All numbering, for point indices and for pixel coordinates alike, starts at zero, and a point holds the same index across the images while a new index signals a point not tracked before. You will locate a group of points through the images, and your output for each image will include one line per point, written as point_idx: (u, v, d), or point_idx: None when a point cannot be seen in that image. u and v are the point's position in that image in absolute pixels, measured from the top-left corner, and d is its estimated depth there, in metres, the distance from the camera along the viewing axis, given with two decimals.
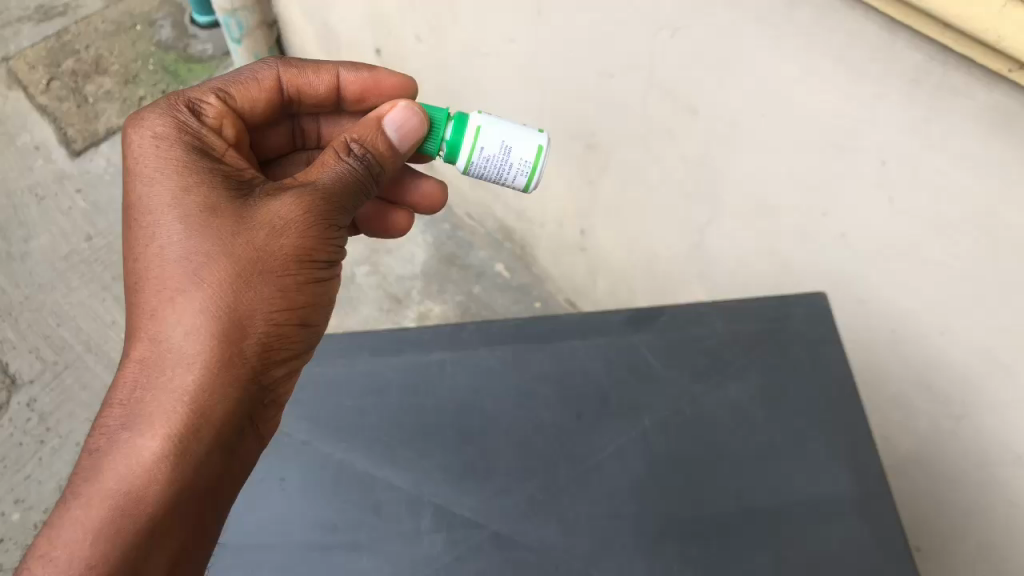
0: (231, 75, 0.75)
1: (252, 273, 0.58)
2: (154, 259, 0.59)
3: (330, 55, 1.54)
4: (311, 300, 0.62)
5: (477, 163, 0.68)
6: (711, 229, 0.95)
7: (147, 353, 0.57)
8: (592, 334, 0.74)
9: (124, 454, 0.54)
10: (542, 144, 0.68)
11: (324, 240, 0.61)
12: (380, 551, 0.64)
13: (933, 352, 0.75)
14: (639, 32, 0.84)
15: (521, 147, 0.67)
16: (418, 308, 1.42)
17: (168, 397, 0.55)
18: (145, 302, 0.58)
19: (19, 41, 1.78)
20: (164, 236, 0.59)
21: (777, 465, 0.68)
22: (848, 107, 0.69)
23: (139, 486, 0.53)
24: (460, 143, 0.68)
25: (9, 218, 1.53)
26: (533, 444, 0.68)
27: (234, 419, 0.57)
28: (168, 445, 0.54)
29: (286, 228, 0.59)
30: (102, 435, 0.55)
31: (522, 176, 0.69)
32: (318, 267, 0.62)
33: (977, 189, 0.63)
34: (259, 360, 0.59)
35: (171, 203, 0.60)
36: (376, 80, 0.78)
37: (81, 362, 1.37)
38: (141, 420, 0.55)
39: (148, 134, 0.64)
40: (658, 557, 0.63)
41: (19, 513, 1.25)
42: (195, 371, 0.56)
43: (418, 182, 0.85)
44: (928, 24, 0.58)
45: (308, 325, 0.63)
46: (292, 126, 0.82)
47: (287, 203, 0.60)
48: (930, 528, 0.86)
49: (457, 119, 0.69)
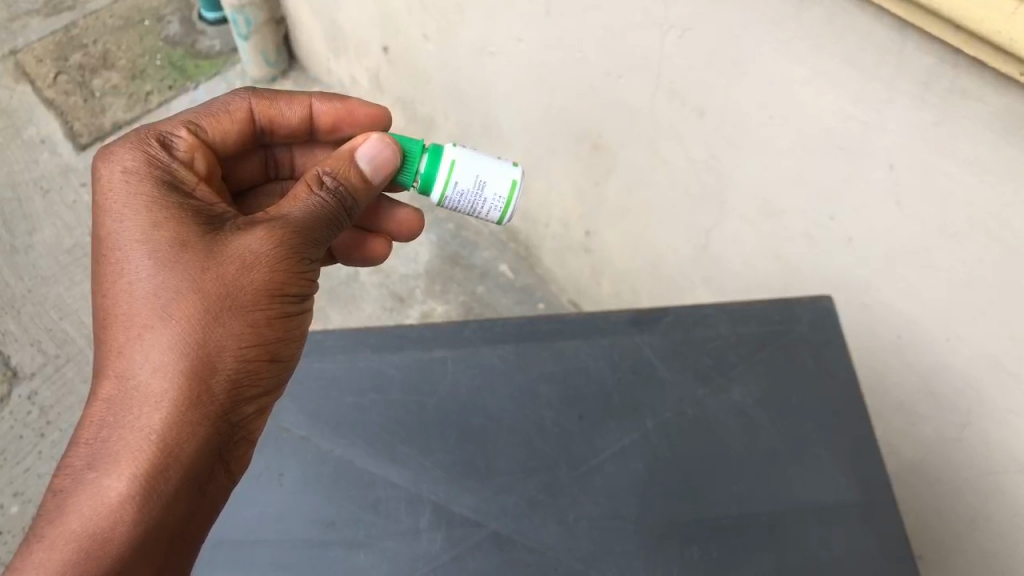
0: (202, 108, 0.74)
1: (222, 309, 0.58)
2: (122, 296, 0.59)
3: (339, 52, 1.54)
4: (283, 334, 0.62)
5: (451, 197, 0.69)
6: (717, 233, 0.95)
7: (114, 391, 0.56)
8: (596, 334, 0.73)
9: (90, 494, 0.54)
10: (517, 179, 0.69)
11: (295, 273, 0.61)
12: (377, 548, 0.63)
13: (940, 358, 0.74)
14: (648, 33, 0.84)
15: (495, 183, 0.68)
16: (421, 307, 1.41)
17: (134, 436, 0.55)
18: (114, 340, 0.58)
19: (27, 34, 1.78)
20: (133, 272, 0.59)
21: (781, 468, 0.67)
22: (856, 110, 0.69)
23: (105, 527, 0.53)
24: (434, 176, 0.68)
25: (14, 210, 1.53)
26: (535, 443, 0.68)
27: (203, 457, 0.57)
28: (134, 485, 0.54)
29: (256, 263, 0.59)
30: (69, 474, 0.55)
31: (497, 210, 0.69)
32: (290, 300, 0.61)
33: (988, 194, 0.62)
34: (229, 397, 0.58)
35: (141, 240, 0.60)
36: (350, 109, 0.78)
37: (82, 355, 1.36)
38: (107, 460, 0.55)
39: (118, 169, 0.63)
40: (659, 561, 0.63)
41: (17, 506, 1.24)
42: (162, 410, 0.55)
43: (393, 210, 0.85)
44: (938, 26, 0.57)
45: (280, 360, 0.62)
46: (266, 156, 0.82)
47: (257, 238, 0.60)
48: (933, 537, 0.85)
49: (431, 152, 0.69)
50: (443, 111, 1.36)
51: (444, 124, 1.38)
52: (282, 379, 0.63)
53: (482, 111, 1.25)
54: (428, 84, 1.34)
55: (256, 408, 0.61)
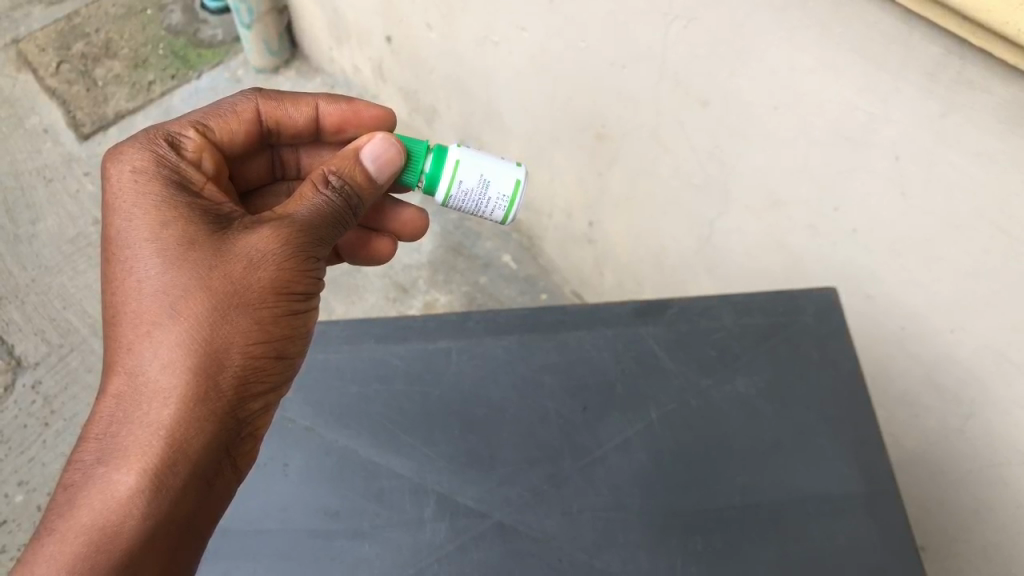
0: (209, 108, 0.74)
1: (229, 306, 0.58)
2: (130, 293, 0.59)
3: (342, 42, 1.54)
4: (289, 332, 0.62)
5: (456, 196, 0.69)
6: (720, 223, 0.94)
7: (122, 388, 0.56)
8: (600, 325, 0.73)
9: (99, 490, 0.54)
10: (520, 178, 0.69)
11: (302, 271, 0.61)
12: (380, 538, 0.63)
13: (945, 349, 0.74)
14: (652, 24, 0.84)
15: (499, 182, 0.68)
16: (424, 298, 1.42)
17: (142, 432, 0.55)
18: (122, 336, 0.58)
19: (29, 23, 1.78)
20: (142, 270, 0.59)
21: (785, 460, 0.67)
22: (862, 101, 0.68)
23: (114, 522, 0.53)
24: (438, 175, 0.68)
25: (17, 199, 1.53)
26: (538, 434, 0.68)
27: (211, 453, 0.57)
28: (143, 480, 0.54)
29: (263, 261, 0.59)
30: (78, 470, 0.55)
31: (500, 209, 0.69)
32: (297, 297, 0.61)
33: (994, 185, 0.62)
34: (236, 394, 0.58)
35: (150, 237, 0.60)
36: (356, 111, 0.78)
37: (86, 344, 1.37)
38: (116, 455, 0.55)
39: (127, 168, 0.63)
40: (662, 552, 0.63)
41: (22, 495, 1.25)
42: (171, 405, 0.56)
43: (397, 209, 0.85)
44: (947, 16, 0.57)
45: (286, 358, 0.62)
46: (272, 157, 0.81)
47: (264, 236, 0.60)
48: (936, 528, 0.85)
49: (436, 151, 0.69)
50: (445, 101, 1.36)
51: (447, 114, 1.38)
52: (288, 377, 0.63)
53: (484, 101, 1.25)
54: (431, 74, 1.34)
55: (263, 405, 0.61)
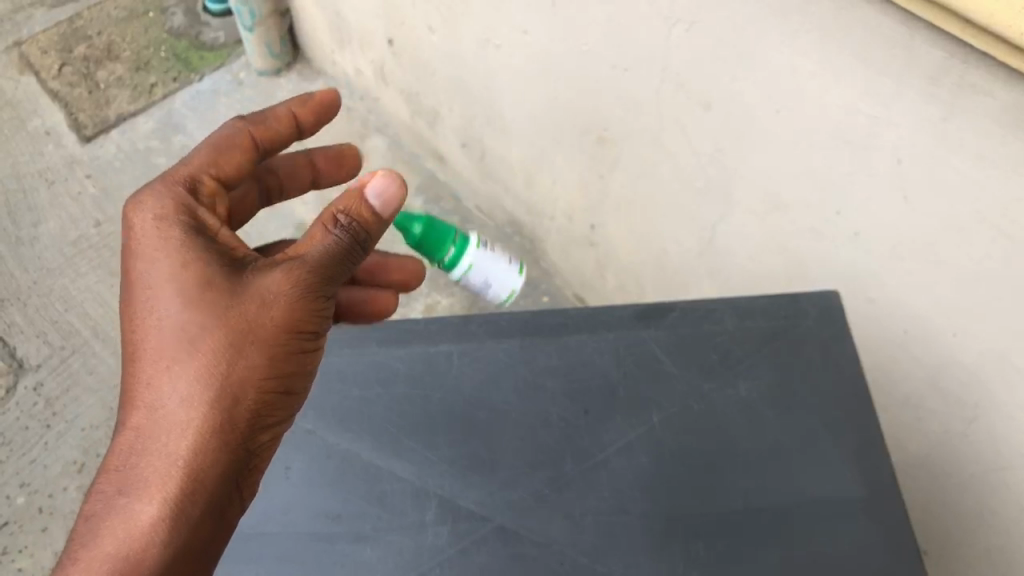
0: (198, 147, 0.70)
1: (245, 346, 0.57)
2: (149, 329, 0.58)
3: (343, 44, 1.54)
4: (304, 366, 0.61)
5: (463, 280, 0.76)
6: (722, 226, 0.94)
7: (141, 423, 0.56)
8: (601, 329, 0.73)
9: (118, 526, 0.54)
10: (517, 287, 0.77)
11: (317, 310, 0.60)
12: (382, 542, 0.63)
13: (948, 352, 0.74)
14: (653, 27, 0.84)
15: (501, 283, 0.77)
16: (426, 300, 1.41)
17: (160, 471, 0.55)
18: (141, 370, 0.57)
19: (31, 26, 1.78)
20: (160, 306, 0.58)
21: (787, 464, 0.67)
22: (863, 105, 0.68)
23: (132, 560, 0.53)
24: (455, 262, 0.75)
25: (19, 201, 1.53)
26: (540, 437, 0.68)
27: (227, 486, 0.57)
28: (161, 516, 0.54)
29: (279, 302, 0.58)
30: (97, 502, 0.55)
31: (496, 297, 0.78)
32: (312, 334, 0.61)
33: (996, 188, 0.62)
34: (251, 429, 0.58)
35: (167, 273, 0.59)
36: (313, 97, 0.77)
37: (88, 346, 1.37)
38: (133, 490, 0.55)
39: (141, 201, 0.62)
40: (664, 556, 0.63)
41: (24, 497, 1.24)
42: (187, 445, 0.55)
43: None
44: (950, 19, 0.57)
45: (301, 390, 0.62)
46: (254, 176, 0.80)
47: (281, 275, 0.59)
48: (940, 531, 0.85)
49: (457, 242, 0.75)
50: (447, 103, 1.36)
51: (448, 117, 1.38)
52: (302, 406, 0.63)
53: (486, 104, 1.25)
54: (432, 77, 1.34)
55: (277, 436, 0.61)
